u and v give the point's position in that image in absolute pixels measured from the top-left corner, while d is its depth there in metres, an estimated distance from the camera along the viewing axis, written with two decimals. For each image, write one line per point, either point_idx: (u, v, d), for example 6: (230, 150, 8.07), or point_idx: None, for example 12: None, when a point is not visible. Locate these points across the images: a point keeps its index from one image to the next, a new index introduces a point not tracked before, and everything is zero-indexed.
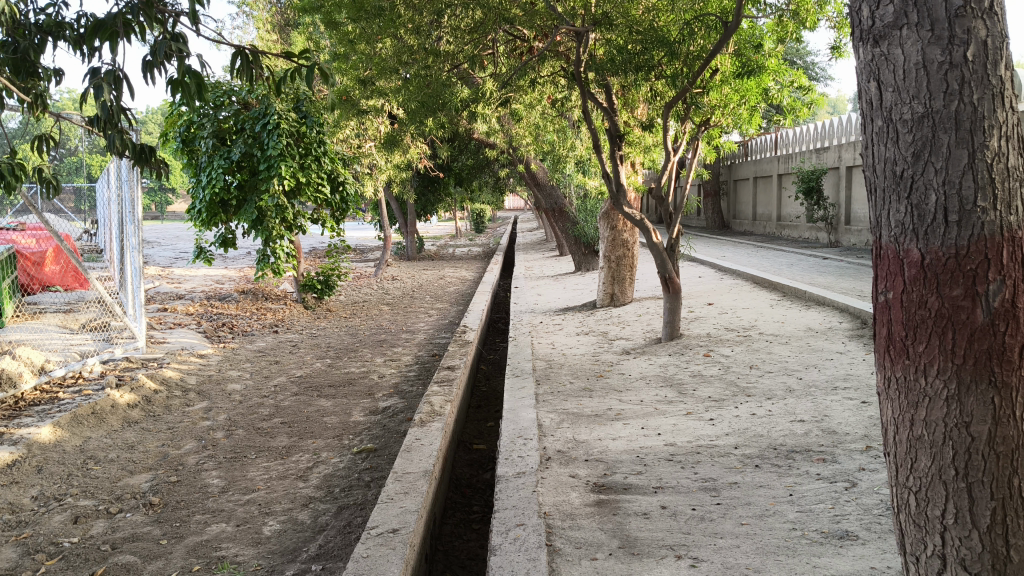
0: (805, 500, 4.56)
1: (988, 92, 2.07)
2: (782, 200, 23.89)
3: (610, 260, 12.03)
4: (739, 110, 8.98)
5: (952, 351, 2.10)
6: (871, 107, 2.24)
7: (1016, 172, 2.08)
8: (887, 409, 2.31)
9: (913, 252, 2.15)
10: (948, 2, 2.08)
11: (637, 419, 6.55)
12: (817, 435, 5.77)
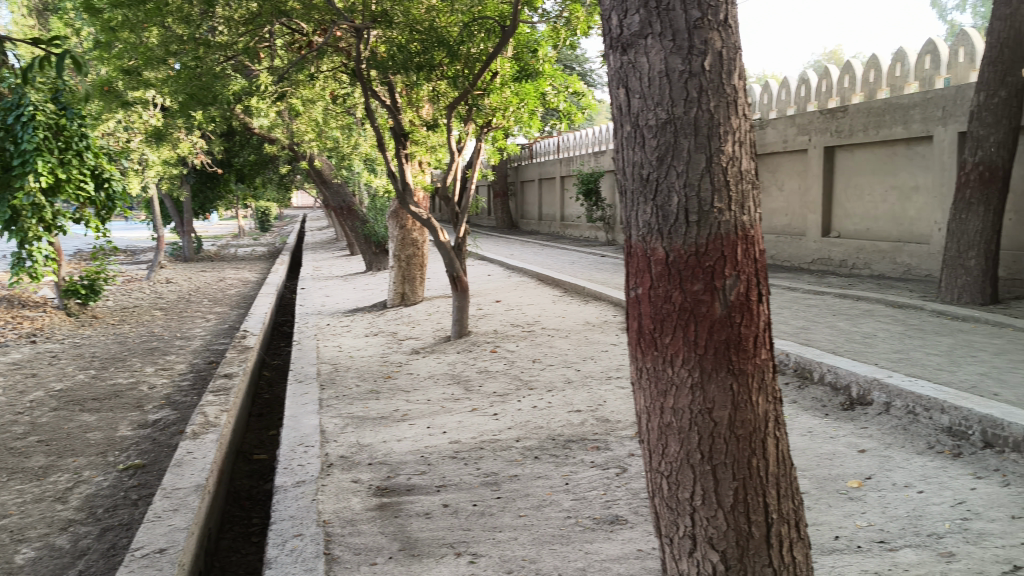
0: (580, 488, 4.73)
1: (724, 100, 2.22)
2: (564, 200, 24.71)
3: (400, 260, 11.94)
4: (519, 114, 9.16)
5: (694, 342, 2.24)
6: (620, 113, 2.34)
7: (747, 175, 2.26)
8: (639, 399, 2.42)
9: (658, 250, 2.26)
10: (687, 15, 2.20)
11: (422, 419, 6.55)
12: (593, 424, 6.01)
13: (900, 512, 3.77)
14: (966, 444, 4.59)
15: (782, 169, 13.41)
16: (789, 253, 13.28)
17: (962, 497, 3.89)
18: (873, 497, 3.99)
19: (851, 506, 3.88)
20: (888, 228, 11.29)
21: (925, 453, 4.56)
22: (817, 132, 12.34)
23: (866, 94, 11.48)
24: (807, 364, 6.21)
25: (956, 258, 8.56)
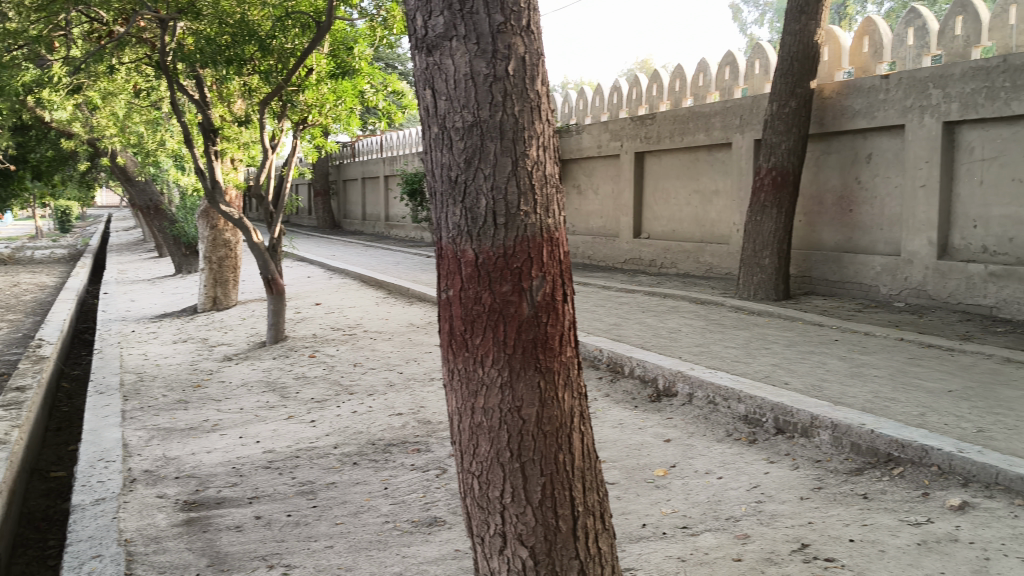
0: (399, 492, 4.70)
1: (528, 104, 2.26)
2: (389, 200, 24.49)
3: (211, 261, 11.46)
4: (336, 111, 9.16)
5: (503, 342, 2.26)
6: (427, 114, 2.33)
7: (551, 178, 2.31)
8: (451, 400, 2.42)
9: (467, 252, 2.27)
10: (491, 19, 2.23)
11: (235, 429, 6.31)
12: (413, 427, 5.99)
13: (701, 497, 3.98)
14: (760, 430, 4.91)
15: (597, 172, 13.89)
16: (603, 254, 13.74)
17: (756, 481, 4.15)
18: (677, 484, 4.19)
19: (657, 495, 4.05)
20: (693, 229, 11.90)
21: (724, 441, 4.84)
22: (628, 138, 12.85)
23: (672, 102, 12.06)
24: (618, 359, 6.44)
25: (753, 257, 9.13)
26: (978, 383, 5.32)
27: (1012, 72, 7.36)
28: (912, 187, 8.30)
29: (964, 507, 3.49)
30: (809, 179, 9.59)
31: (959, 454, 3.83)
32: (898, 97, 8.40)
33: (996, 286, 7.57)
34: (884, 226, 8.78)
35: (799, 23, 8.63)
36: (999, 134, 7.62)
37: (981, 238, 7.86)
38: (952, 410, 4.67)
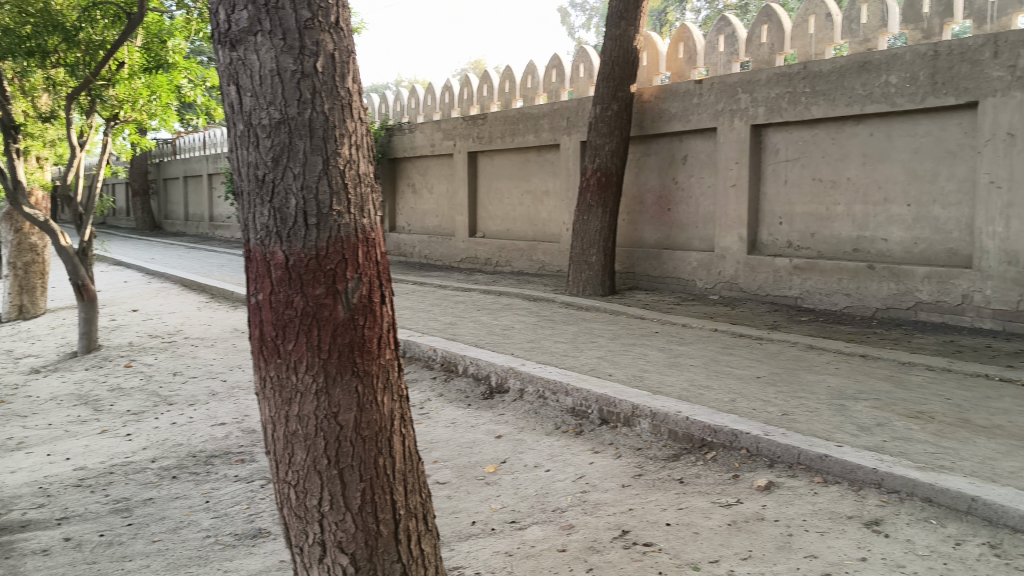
0: (221, 505, 4.52)
1: (338, 102, 2.22)
2: (213, 200, 23.52)
3: (16, 267, 10.61)
4: (151, 107, 8.71)
5: (317, 347, 2.21)
6: (232, 111, 2.24)
7: (365, 178, 2.28)
8: (264, 408, 2.34)
9: (277, 253, 2.19)
10: (297, 14, 2.17)
11: (42, 446, 5.88)
12: (237, 436, 5.78)
13: (529, 491, 4.04)
14: (586, 422, 5.04)
15: (431, 172, 13.88)
16: (438, 253, 13.72)
17: (581, 472, 4.25)
18: (506, 480, 4.23)
19: (487, 491, 4.08)
20: (525, 229, 12.09)
21: (552, 434, 4.93)
22: (460, 137, 12.90)
23: (503, 103, 12.25)
24: (451, 359, 6.45)
25: (580, 255, 9.38)
26: (784, 369, 5.67)
27: (812, 78, 7.87)
28: (724, 187, 8.75)
29: (770, 487, 3.71)
30: (631, 179, 9.95)
31: (765, 437, 4.06)
32: (711, 101, 8.83)
33: (800, 278, 8.10)
34: (700, 223, 9.22)
35: (619, 28, 8.91)
36: (800, 137, 8.15)
37: (786, 234, 8.39)
38: (760, 395, 4.96)
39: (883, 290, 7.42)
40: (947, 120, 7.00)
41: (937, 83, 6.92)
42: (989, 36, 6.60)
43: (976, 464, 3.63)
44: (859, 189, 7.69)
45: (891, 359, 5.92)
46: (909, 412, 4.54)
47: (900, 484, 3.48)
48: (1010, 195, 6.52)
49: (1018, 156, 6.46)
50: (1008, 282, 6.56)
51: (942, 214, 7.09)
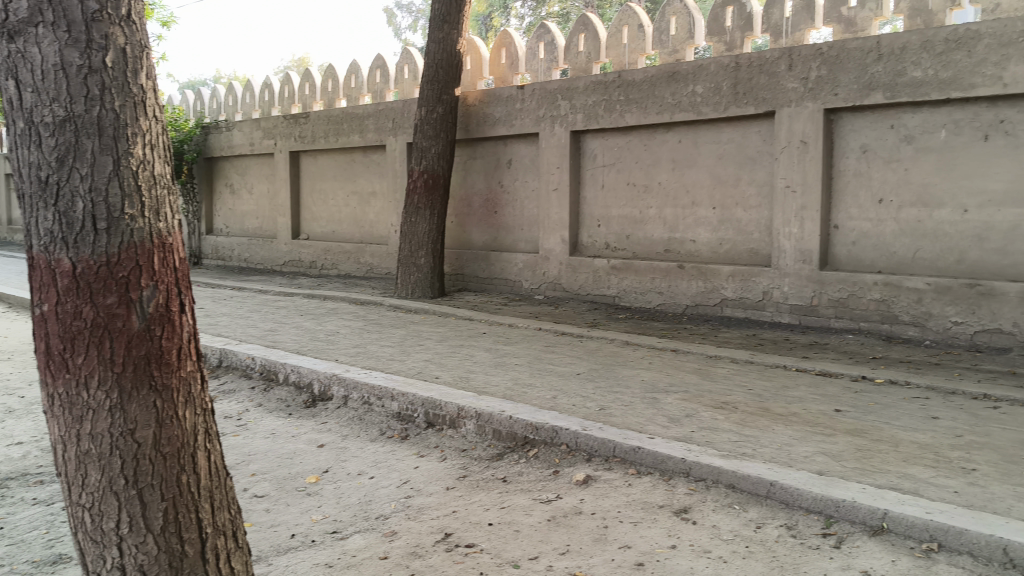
0: (16, 531, 4.18)
1: (130, 99, 2.10)
2: (10, 202, 21.78)
3: None
4: None
5: (110, 360, 2.08)
6: (10, 107, 2.08)
7: (160, 180, 2.17)
8: (52, 427, 2.17)
9: (64, 261, 2.05)
10: (83, 5, 2.03)
11: None
12: (36, 457, 5.37)
13: (352, 500, 3.97)
14: (412, 426, 5.01)
15: (251, 172, 13.43)
16: (259, 256, 13.26)
17: (405, 477, 4.22)
18: (328, 489, 4.14)
19: (308, 502, 3.99)
20: (350, 231, 11.91)
21: (376, 440, 4.87)
22: (282, 137, 12.56)
23: (325, 102, 12.01)
24: (271, 367, 6.25)
25: (406, 257, 9.31)
26: (602, 366, 5.85)
27: (626, 86, 8.16)
28: (546, 190, 8.94)
29: (587, 481, 3.81)
30: (457, 182, 10.02)
31: (583, 432, 4.17)
32: (532, 107, 9.00)
33: (618, 278, 8.38)
34: (524, 226, 9.38)
35: (442, 31, 8.92)
36: (616, 142, 8.45)
37: (604, 236, 8.67)
38: (580, 391, 5.10)
39: (693, 288, 7.79)
40: (748, 128, 7.44)
41: (739, 93, 7.33)
42: (784, 50, 7.05)
43: (774, 450, 3.87)
44: (670, 193, 8.05)
45: (701, 353, 6.22)
46: (716, 403, 4.79)
47: (706, 472, 3.66)
48: (804, 199, 7.00)
49: (811, 162, 6.94)
50: (804, 279, 7.04)
51: (745, 216, 7.53)
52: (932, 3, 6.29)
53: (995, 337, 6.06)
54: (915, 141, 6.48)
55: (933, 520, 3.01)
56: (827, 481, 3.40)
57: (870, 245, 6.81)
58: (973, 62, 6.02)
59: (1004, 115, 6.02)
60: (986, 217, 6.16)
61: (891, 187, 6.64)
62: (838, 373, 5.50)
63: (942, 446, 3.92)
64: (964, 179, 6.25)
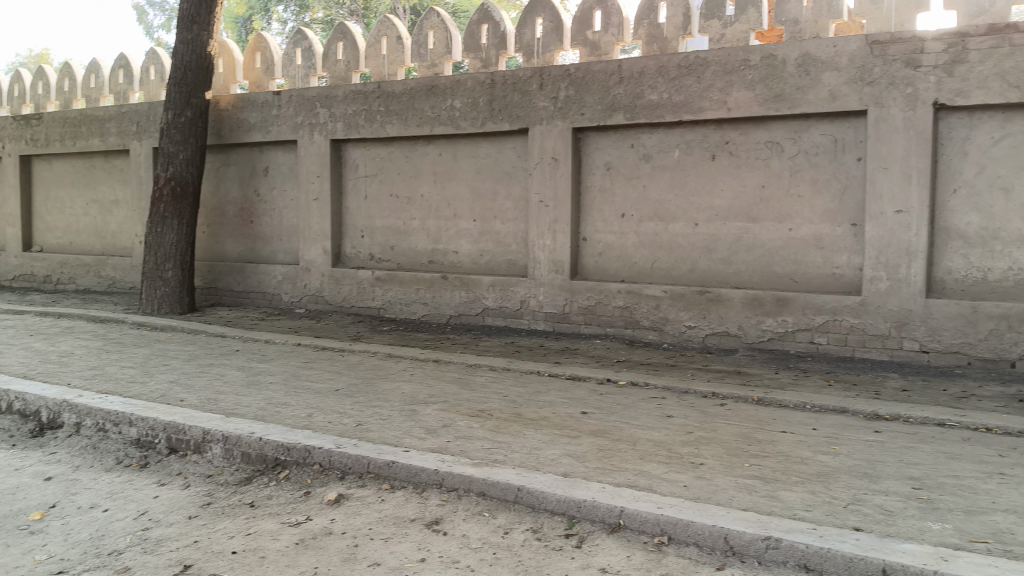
0: None
1: None
2: None
3: None
4: None
5: None
6: None
7: None
8: None
9: None
10: None
11: None
12: None
13: (82, 536, 3.66)
14: (153, 452, 4.70)
15: None
16: None
17: (143, 508, 3.95)
18: (55, 526, 3.79)
19: (30, 542, 3.63)
20: (92, 242, 11.05)
21: (113, 469, 4.52)
22: (11, 139, 11.46)
23: (62, 103, 11.14)
24: None
25: (152, 270, 8.73)
26: (360, 380, 5.78)
27: (385, 98, 8.15)
28: (305, 200, 8.73)
29: (340, 500, 3.74)
30: (209, 191, 9.58)
31: (336, 450, 4.10)
32: (289, 114, 8.77)
33: (381, 290, 8.33)
34: (282, 236, 9.12)
35: (192, 32, 8.48)
36: (376, 154, 8.43)
37: (366, 247, 8.60)
38: (337, 407, 5.01)
39: (453, 299, 7.89)
40: (503, 143, 7.66)
41: (495, 109, 7.51)
42: (535, 69, 7.31)
43: (524, 455, 3.98)
44: (430, 205, 8.12)
45: (459, 363, 6.30)
46: (472, 412, 4.86)
47: (458, 482, 3.70)
48: (556, 212, 7.29)
49: (562, 178, 7.24)
50: (556, 288, 7.33)
51: (503, 229, 7.73)
52: (667, 31, 6.76)
53: (723, 339, 6.60)
54: (653, 159, 6.93)
55: (663, 515, 3.19)
56: (570, 483, 3.54)
57: (616, 256, 7.20)
58: (702, 88, 6.52)
59: (728, 137, 6.57)
60: (715, 230, 6.69)
61: (633, 202, 7.06)
62: (587, 378, 5.76)
63: (675, 443, 4.20)
64: (695, 196, 6.76)
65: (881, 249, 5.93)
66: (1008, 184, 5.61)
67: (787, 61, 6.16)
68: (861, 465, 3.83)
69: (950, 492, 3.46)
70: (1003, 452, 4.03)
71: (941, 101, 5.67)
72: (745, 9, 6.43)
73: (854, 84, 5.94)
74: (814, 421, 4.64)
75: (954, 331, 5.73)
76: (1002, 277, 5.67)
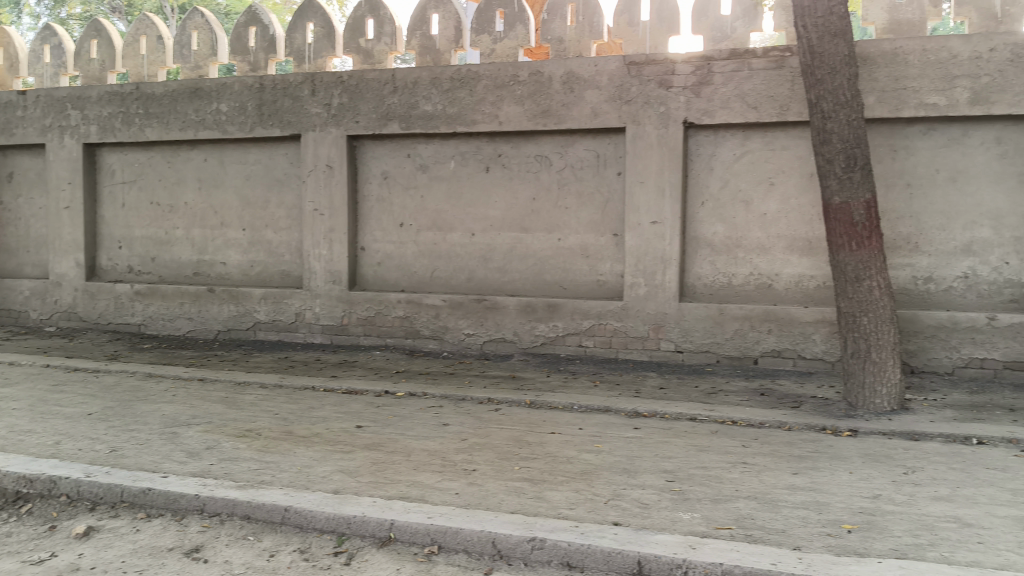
0: None
1: None
2: None
3: None
4: None
5: None
6: None
7: None
8: None
9: None
10: None
11: None
12: None
13: None
14: None
15: None
16: None
17: None
18: None
19: None
20: None
21: None
22: None
23: None
24: None
25: None
26: (117, 403, 5.42)
27: (144, 100, 7.70)
28: (55, 208, 8.09)
29: (89, 533, 3.48)
30: None
31: (86, 480, 3.81)
32: (36, 115, 8.10)
33: (142, 304, 7.86)
34: (29, 248, 8.40)
35: None
36: (136, 159, 7.94)
37: (126, 258, 8.08)
38: (88, 434, 4.67)
39: (223, 312, 7.58)
40: (274, 150, 7.45)
41: (264, 115, 7.29)
42: (307, 75, 7.17)
43: (293, 474, 3.88)
44: (197, 214, 7.76)
45: (228, 381, 6.05)
46: (238, 432, 4.68)
47: (221, 506, 3.55)
48: (331, 221, 7.18)
49: (336, 187, 7.14)
50: (332, 300, 7.22)
51: (275, 238, 7.52)
52: (439, 43, 6.84)
53: (499, 346, 6.75)
54: (428, 169, 6.98)
55: (433, 524, 3.22)
56: (340, 500, 3.49)
57: (392, 266, 7.18)
58: (474, 101, 6.65)
59: (500, 150, 6.74)
60: (489, 240, 6.84)
61: (409, 212, 7.07)
62: (363, 391, 5.70)
63: (448, 451, 4.24)
64: (469, 206, 6.88)
65: (641, 257, 6.29)
66: (749, 198, 6.12)
67: (553, 78, 6.41)
68: (621, 462, 4.04)
69: (699, 483, 3.72)
70: (746, 442, 4.39)
71: (691, 119, 6.09)
72: (513, 25, 6.64)
73: (614, 102, 6.27)
74: (580, 421, 4.85)
75: (705, 332, 6.17)
76: (746, 281, 6.17)
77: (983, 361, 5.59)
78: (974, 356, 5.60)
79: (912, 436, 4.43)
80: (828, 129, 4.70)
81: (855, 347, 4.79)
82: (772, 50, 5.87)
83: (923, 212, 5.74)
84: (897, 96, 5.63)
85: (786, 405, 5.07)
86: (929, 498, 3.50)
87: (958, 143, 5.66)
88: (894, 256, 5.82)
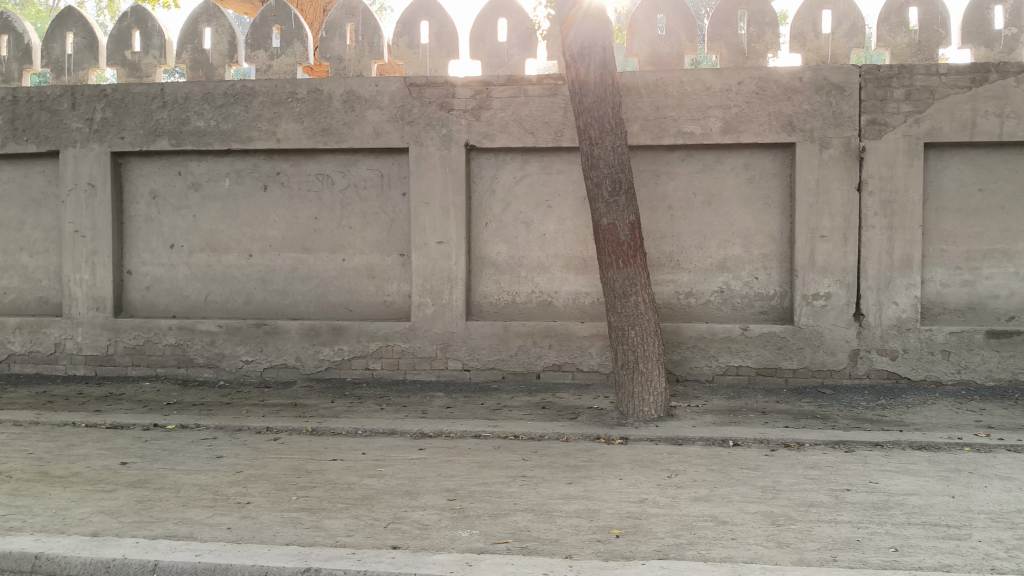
0: None
1: None
2: None
3: None
4: None
5: None
6: None
7: None
8: None
9: None
10: None
11: None
12: None
13: None
14: None
15: None
16: None
17: None
18: None
19: None
20: None
21: None
22: None
23: None
24: None
25: None
26: None
27: None
28: None
29: None
30: None
31: None
32: None
33: None
34: None
35: None
36: None
37: None
38: None
39: None
40: (30, 167, 6.93)
41: (17, 129, 6.76)
42: (66, 87, 6.72)
43: (47, 518, 3.61)
44: None
45: None
46: None
47: None
48: (95, 244, 6.76)
49: (100, 207, 6.73)
50: (97, 328, 6.79)
51: (31, 262, 6.97)
52: (212, 57, 6.63)
53: (281, 371, 6.59)
54: (202, 188, 6.73)
55: (201, 562, 3.10)
56: (98, 543, 3.28)
57: (164, 290, 6.84)
58: (249, 117, 6.48)
59: (279, 168, 6.61)
60: (268, 261, 6.68)
61: (181, 233, 6.77)
62: (130, 425, 5.39)
63: (221, 484, 4.10)
64: (247, 226, 6.69)
65: (426, 277, 6.35)
66: (527, 219, 6.33)
67: (333, 96, 6.37)
68: (403, 484, 4.05)
69: (478, 499, 3.80)
70: (525, 456, 4.53)
71: (470, 142, 6.24)
72: (290, 42, 6.56)
73: (395, 122, 6.31)
74: (364, 446, 4.82)
75: (489, 349, 6.31)
76: (527, 299, 6.37)
77: (739, 369, 6.06)
78: (731, 364, 6.06)
79: (676, 441, 4.74)
80: (595, 154, 4.95)
81: (625, 358, 5.06)
82: (545, 78, 6.13)
83: (685, 232, 6.16)
84: (659, 124, 6.01)
85: (564, 417, 5.28)
86: (690, 500, 3.76)
87: (712, 169, 6.12)
88: (659, 273, 6.20)
